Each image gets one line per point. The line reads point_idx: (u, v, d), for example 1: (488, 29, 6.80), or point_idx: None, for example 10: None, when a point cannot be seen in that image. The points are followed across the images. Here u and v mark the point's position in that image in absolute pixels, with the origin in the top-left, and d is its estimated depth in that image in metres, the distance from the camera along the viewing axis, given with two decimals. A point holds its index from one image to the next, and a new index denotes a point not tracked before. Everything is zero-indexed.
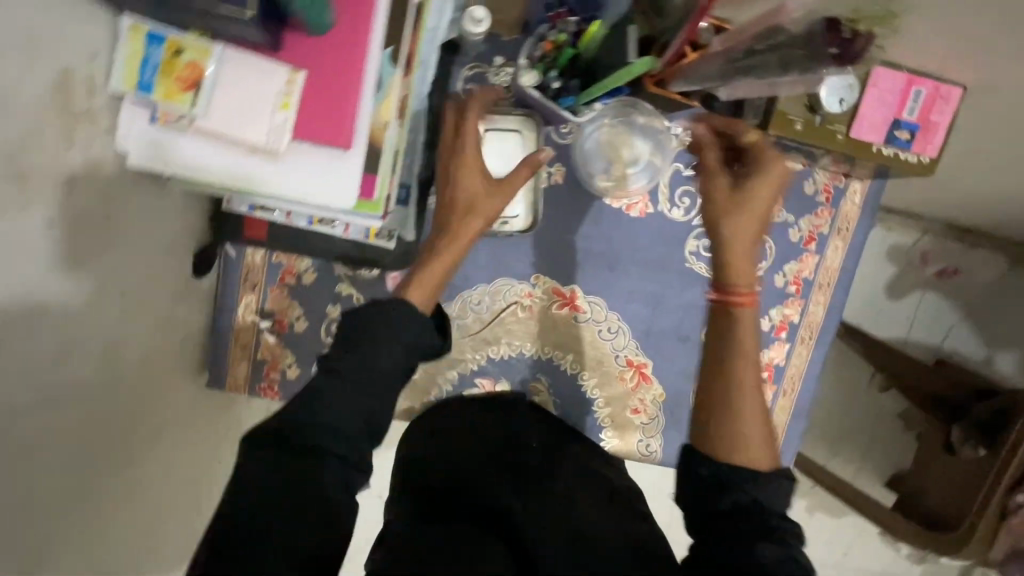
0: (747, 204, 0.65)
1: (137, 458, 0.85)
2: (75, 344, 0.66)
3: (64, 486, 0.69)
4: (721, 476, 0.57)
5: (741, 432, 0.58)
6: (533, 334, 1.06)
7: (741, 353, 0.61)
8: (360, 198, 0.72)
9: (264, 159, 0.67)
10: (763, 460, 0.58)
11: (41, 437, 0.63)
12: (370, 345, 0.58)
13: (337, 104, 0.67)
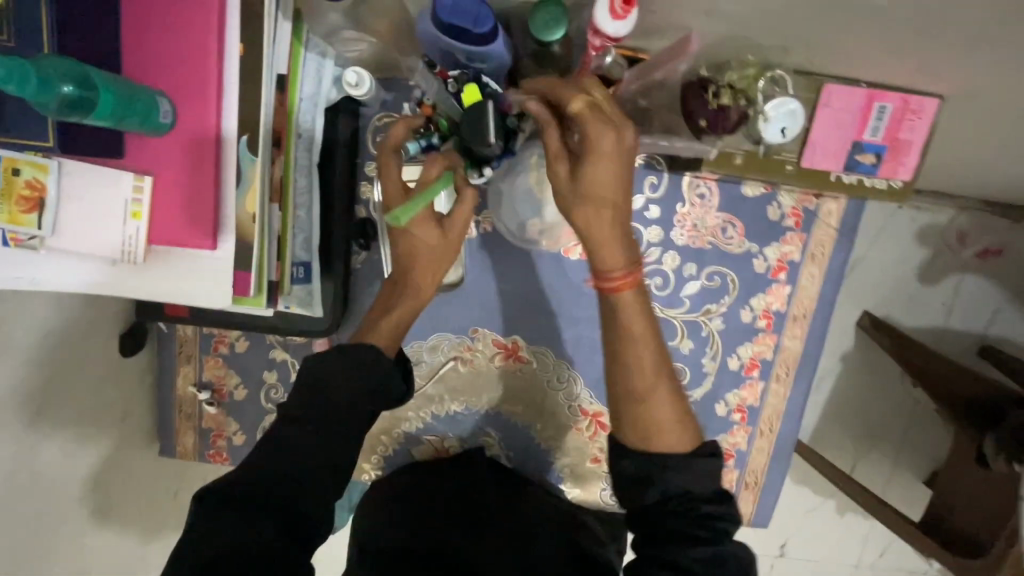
0: (598, 203, 0.57)
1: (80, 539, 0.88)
2: None
3: None
4: (650, 470, 0.53)
5: (653, 421, 0.54)
6: (478, 389, 1.01)
7: (634, 338, 0.56)
8: (237, 296, 0.68)
9: (128, 267, 0.64)
10: (679, 444, 0.54)
11: None
12: (326, 396, 0.60)
13: (194, 203, 0.62)
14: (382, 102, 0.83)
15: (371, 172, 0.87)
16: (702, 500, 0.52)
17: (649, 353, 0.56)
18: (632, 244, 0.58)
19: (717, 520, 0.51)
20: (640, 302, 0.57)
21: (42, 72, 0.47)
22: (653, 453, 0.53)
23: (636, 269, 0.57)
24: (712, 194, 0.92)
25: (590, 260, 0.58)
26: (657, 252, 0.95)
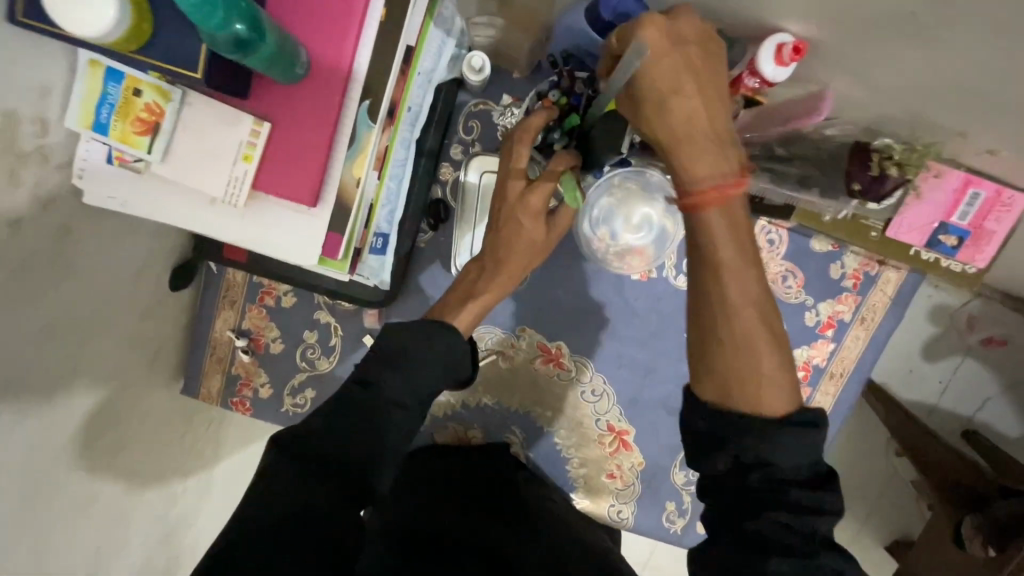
0: (679, 139, 0.53)
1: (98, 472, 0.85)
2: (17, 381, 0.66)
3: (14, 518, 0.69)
4: (723, 433, 0.51)
5: (744, 375, 0.51)
6: (512, 386, 1.02)
7: (722, 274, 0.52)
8: (325, 257, 0.68)
9: (224, 209, 0.64)
10: (772, 402, 0.50)
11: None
12: (408, 363, 0.62)
13: (308, 160, 0.63)
14: (485, 90, 0.86)
15: (456, 156, 0.89)
16: (795, 512, 0.48)
17: (742, 285, 0.52)
18: (720, 147, 0.53)
19: (805, 510, 0.48)
20: (733, 221, 0.52)
21: (222, 10, 0.49)
22: (732, 407, 0.51)
23: (728, 184, 0.52)
24: (782, 241, 0.94)
25: (677, 169, 0.54)
26: None
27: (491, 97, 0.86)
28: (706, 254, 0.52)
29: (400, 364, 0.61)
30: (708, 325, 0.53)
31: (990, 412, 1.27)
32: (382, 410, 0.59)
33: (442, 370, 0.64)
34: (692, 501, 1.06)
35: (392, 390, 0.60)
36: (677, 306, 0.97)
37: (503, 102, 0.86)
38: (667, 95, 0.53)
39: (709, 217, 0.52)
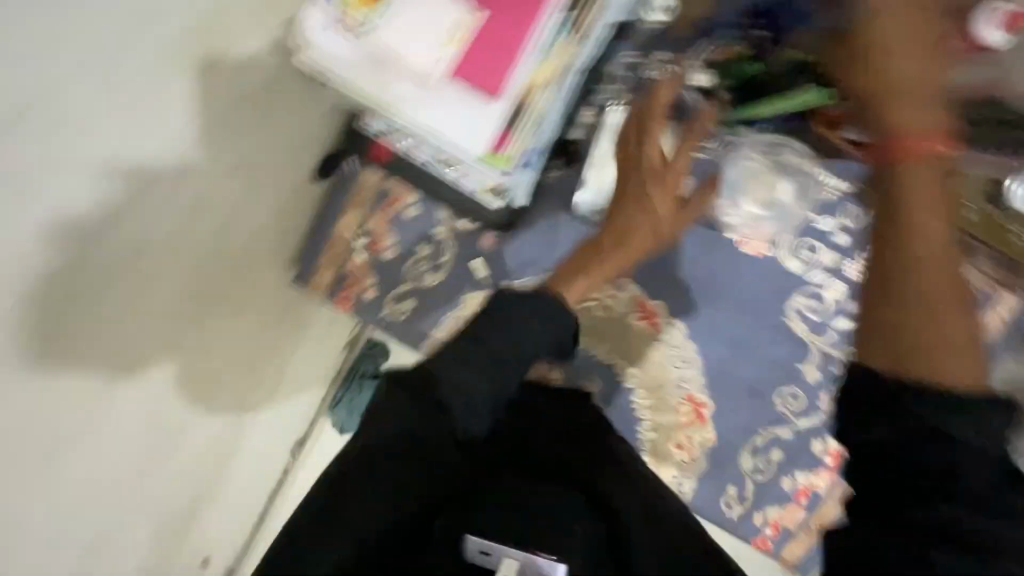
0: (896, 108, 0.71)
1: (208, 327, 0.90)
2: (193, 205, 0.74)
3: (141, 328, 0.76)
4: (884, 449, 0.57)
5: (927, 348, 0.62)
6: (603, 336, 1.04)
7: (900, 247, 0.69)
8: (490, 150, 0.72)
9: (415, 86, 0.70)
10: (974, 383, 0.59)
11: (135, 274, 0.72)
12: (512, 329, 0.64)
13: (498, 51, 0.68)
14: (643, 40, 0.90)
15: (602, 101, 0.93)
16: (922, 477, 0.55)
17: (926, 243, 0.68)
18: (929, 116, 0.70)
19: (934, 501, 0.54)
20: (932, 178, 0.69)
21: None
22: (914, 380, 0.59)
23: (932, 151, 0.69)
24: None
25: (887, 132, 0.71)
26: (826, 276, 0.96)
27: (647, 53, 0.91)
28: (902, 213, 0.69)
29: (507, 328, 0.64)
30: (905, 294, 0.67)
31: None
32: (480, 368, 0.61)
33: (547, 338, 0.67)
34: (754, 489, 1.06)
35: (494, 354, 0.63)
36: (786, 289, 0.97)
37: (656, 57, 0.91)
38: (885, 65, 0.72)
39: (906, 178, 0.69)
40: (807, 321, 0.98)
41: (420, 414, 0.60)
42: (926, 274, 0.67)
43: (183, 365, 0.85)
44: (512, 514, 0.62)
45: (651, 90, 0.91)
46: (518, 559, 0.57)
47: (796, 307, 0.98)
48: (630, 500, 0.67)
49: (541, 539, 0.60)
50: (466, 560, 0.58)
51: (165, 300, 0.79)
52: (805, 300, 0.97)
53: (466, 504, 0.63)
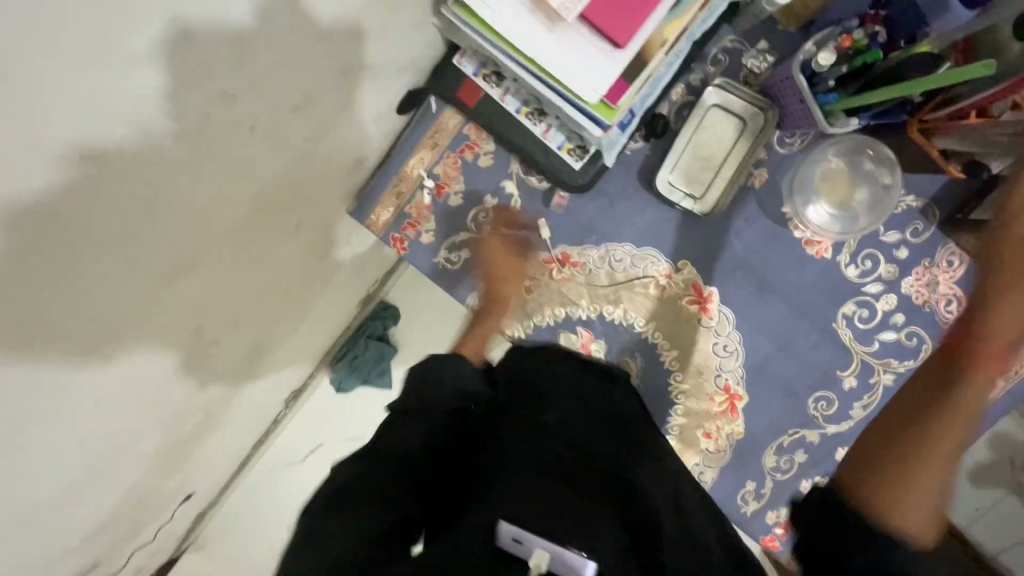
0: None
1: (267, 239, 0.86)
2: (307, 99, 0.75)
3: (221, 227, 0.74)
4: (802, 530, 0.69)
5: (901, 503, 0.54)
6: (651, 314, 1.04)
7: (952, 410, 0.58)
8: (604, 100, 0.73)
9: (542, 23, 0.70)
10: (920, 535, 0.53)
11: (233, 163, 0.69)
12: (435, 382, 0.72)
13: (631, 4, 0.68)
14: (747, 30, 0.93)
15: (695, 82, 0.96)
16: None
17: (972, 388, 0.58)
18: None
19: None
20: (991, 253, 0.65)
21: None
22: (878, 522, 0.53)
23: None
24: (962, 266, 0.96)
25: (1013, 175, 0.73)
26: (879, 287, 0.98)
27: (749, 40, 0.93)
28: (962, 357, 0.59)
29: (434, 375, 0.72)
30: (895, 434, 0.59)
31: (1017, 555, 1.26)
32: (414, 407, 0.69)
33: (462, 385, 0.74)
34: (773, 487, 1.04)
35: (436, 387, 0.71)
36: (838, 294, 0.99)
37: (759, 48, 0.93)
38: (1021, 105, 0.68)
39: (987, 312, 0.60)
40: (854, 329, 1.00)
41: (401, 428, 0.68)
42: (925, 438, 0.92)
43: (238, 273, 0.84)
44: (536, 505, 0.61)
45: (746, 77, 0.94)
46: (550, 552, 0.56)
47: (846, 313, 1.00)
48: (660, 507, 0.66)
49: (576, 537, 0.59)
50: (497, 546, 0.56)
51: (220, 205, 0.71)
52: (855, 308, 0.99)
53: (483, 489, 0.63)
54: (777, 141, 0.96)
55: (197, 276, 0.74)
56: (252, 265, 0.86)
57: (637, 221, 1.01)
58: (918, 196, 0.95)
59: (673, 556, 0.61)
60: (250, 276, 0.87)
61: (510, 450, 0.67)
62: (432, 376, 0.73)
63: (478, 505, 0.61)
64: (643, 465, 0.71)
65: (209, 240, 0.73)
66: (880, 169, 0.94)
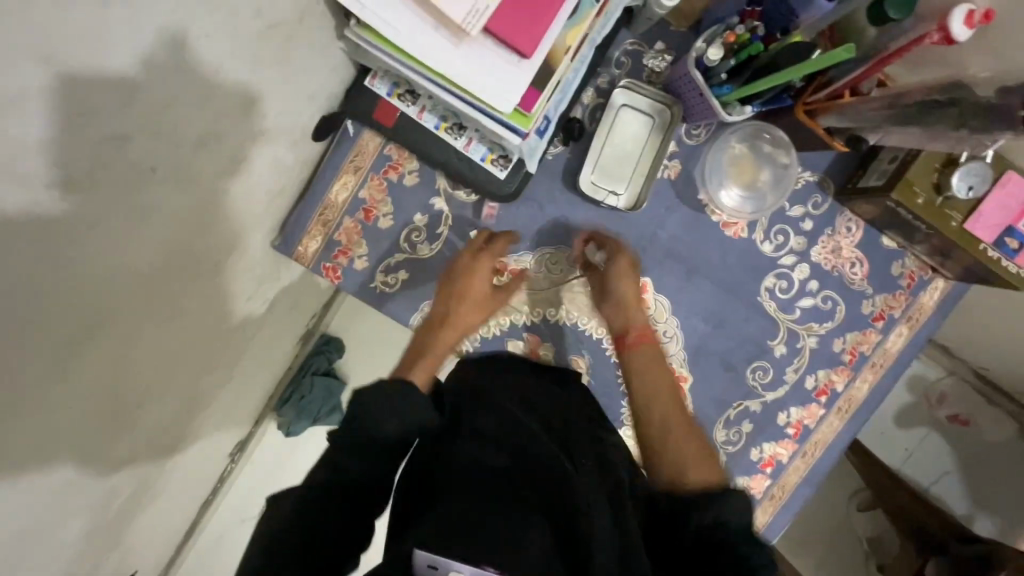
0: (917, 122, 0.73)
1: (181, 285, 0.80)
2: (210, 136, 0.72)
3: (126, 278, 0.69)
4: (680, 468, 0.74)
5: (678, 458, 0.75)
6: (593, 311, 1.06)
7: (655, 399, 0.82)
8: (518, 108, 0.75)
9: (448, 38, 0.71)
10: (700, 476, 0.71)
11: (139, 209, 0.66)
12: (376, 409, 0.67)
13: (537, 14, 0.70)
14: (644, 33, 0.99)
15: (603, 85, 1.01)
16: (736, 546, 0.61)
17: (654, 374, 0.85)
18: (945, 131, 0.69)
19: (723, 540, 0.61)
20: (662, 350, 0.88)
21: None
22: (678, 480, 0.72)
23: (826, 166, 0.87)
24: (858, 230, 1.06)
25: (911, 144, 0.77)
26: (793, 259, 1.06)
27: (647, 42, 0.99)
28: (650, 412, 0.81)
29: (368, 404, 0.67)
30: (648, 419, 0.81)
31: (939, 488, 1.39)
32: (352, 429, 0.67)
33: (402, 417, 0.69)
34: (726, 461, 1.09)
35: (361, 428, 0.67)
36: (759, 269, 1.06)
37: (656, 48, 0.99)
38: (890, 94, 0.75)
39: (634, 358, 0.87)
40: (777, 300, 1.07)
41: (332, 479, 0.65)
42: (678, 428, 0.79)
43: (152, 324, 0.77)
44: (461, 525, 0.62)
45: (648, 75, 1.00)
46: (465, 572, 0.55)
47: (768, 286, 1.07)
48: (591, 498, 0.67)
49: (493, 557, 0.58)
50: (414, 571, 0.57)
51: (126, 256, 0.67)
52: (775, 280, 1.07)
53: (422, 512, 0.68)
54: (685, 134, 1.02)
55: (114, 332, 0.70)
56: (170, 316, 0.81)
57: (568, 222, 1.04)
58: (812, 171, 1.04)
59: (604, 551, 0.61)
60: (166, 328, 0.81)
61: (456, 472, 0.72)
62: (375, 412, 0.67)
63: (411, 534, 0.63)
64: (580, 471, 0.73)
65: (116, 294, 0.68)
66: (779, 150, 1.02)
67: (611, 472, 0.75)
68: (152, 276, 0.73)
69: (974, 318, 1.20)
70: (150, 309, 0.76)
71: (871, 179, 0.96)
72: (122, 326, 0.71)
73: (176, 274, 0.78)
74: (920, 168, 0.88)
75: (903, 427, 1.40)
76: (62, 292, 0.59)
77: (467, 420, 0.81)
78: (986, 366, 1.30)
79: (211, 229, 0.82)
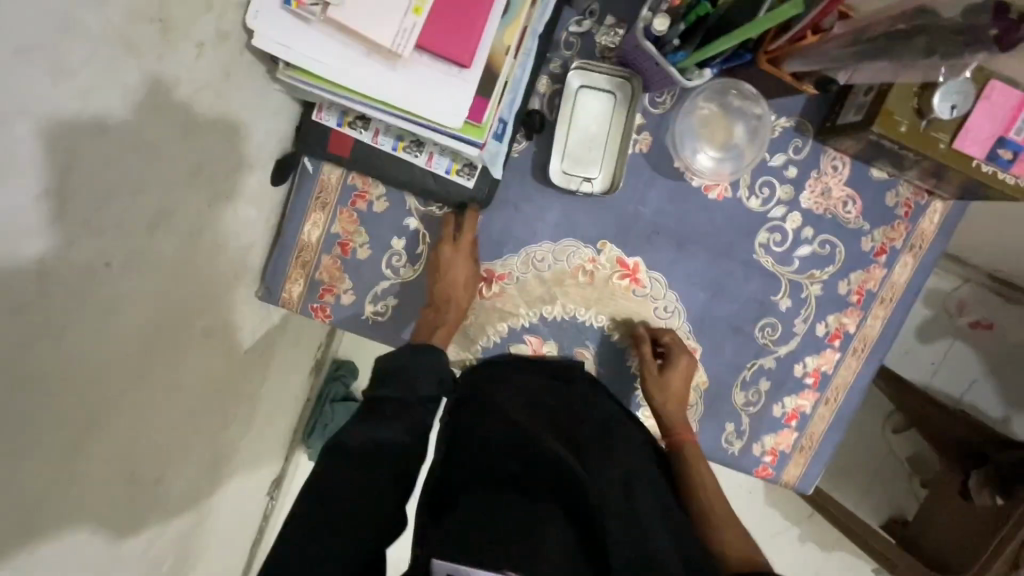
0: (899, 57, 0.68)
1: (174, 358, 0.79)
2: (167, 213, 0.71)
3: (116, 370, 0.68)
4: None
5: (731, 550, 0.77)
6: (588, 301, 1.04)
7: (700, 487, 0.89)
8: (468, 120, 0.72)
9: (383, 63, 0.68)
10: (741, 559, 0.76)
11: (116, 301, 0.66)
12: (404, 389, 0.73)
13: (467, 22, 0.68)
14: (589, 9, 0.94)
15: (555, 70, 0.96)
16: None
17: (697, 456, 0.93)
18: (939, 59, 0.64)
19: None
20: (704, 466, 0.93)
21: None
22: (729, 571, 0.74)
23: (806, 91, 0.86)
24: (845, 166, 1.02)
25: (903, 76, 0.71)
26: (783, 209, 1.03)
27: (593, 17, 0.95)
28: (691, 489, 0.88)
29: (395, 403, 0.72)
30: (703, 502, 0.86)
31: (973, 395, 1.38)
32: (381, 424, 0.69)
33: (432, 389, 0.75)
34: (750, 421, 1.09)
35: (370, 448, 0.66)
36: (750, 226, 1.03)
37: (606, 23, 0.94)
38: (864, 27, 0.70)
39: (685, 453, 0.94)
40: (773, 254, 1.04)
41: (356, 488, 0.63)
42: (718, 504, 0.86)
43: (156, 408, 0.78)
44: (485, 530, 0.65)
45: (600, 52, 0.96)
46: None
47: (761, 242, 1.04)
48: (602, 498, 0.67)
49: (514, 560, 0.61)
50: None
51: (107, 351, 0.66)
52: (768, 235, 1.04)
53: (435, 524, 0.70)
54: (650, 103, 0.98)
55: (114, 421, 0.70)
56: (173, 390, 0.80)
57: (546, 218, 1.01)
58: (785, 115, 1.00)
59: (620, 552, 0.62)
60: (175, 401, 0.82)
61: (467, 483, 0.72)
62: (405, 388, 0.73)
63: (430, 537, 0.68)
64: (598, 476, 0.72)
65: (113, 388, 0.69)
66: (748, 103, 0.99)
67: (621, 463, 0.76)
68: (137, 366, 0.72)
69: (980, 224, 1.17)
70: (148, 390, 0.75)
71: (847, 116, 0.93)
72: (123, 414, 0.71)
73: (167, 351, 0.77)
74: (897, 98, 0.85)
75: (929, 343, 1.39)
76: (45, 403, 0.59)
77: (465, 426, 0.82)
78: (1003, 270, 1.28)
79: (193, 298, 0.81)
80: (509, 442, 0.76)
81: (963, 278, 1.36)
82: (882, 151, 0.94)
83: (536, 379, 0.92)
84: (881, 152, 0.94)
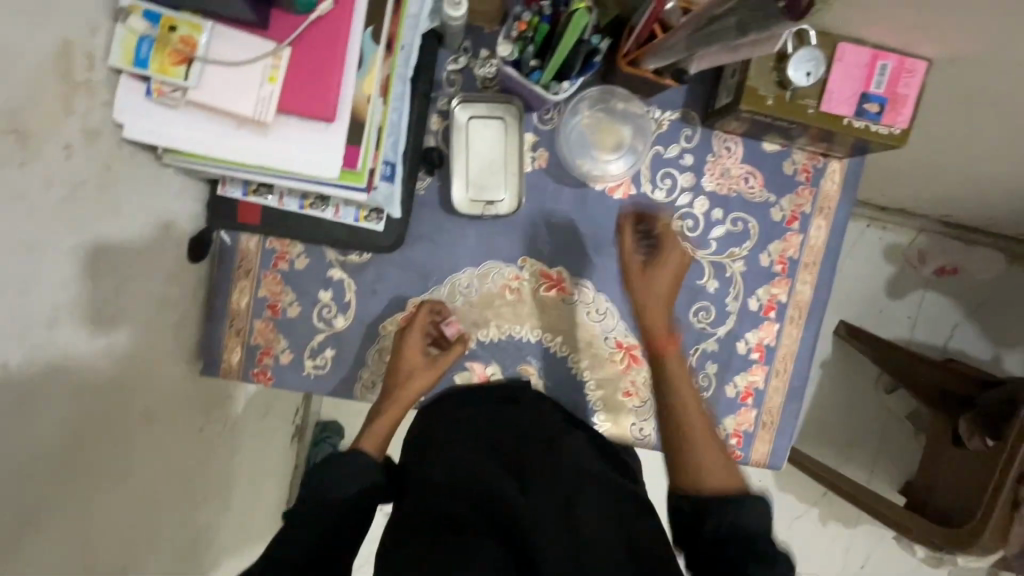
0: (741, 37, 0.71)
1: (115, 446, 0.81)
2: (89, 307, 0.73)
3: (49, 468, 0.70)
4: (699, 509, 0.72)
5: (709, 472, 0.75)
6: (522, 318, 1.06)
7: (673, 387, 0.85)
8: (344, 168, 0.77)
9: (253, 131, 0.74)
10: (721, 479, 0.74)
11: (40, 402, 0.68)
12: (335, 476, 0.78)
13: (323, 81, 0.74)
14: (463, 47, 1.00)
15: (444, 107, 1.02)
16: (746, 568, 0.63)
17: (676, 359, 0.87)
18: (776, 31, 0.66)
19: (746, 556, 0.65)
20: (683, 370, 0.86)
21: None
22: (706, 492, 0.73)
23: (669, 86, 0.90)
24: (737, 146, 1.06)
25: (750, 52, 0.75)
26: (688, 196, 1.07)
27: (468, 52, 1.01)
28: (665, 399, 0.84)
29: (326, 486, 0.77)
30: (682, 419, 0.82)
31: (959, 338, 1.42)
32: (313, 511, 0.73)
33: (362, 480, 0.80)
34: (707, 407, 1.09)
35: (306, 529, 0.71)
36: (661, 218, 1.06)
37: (482, 56, 1.00)
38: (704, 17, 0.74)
39: (663, 353, 0.87)
40: (689, 241, 1.07)
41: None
42: (694, 418, 0.81)
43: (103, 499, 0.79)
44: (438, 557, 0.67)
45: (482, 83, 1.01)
46: None
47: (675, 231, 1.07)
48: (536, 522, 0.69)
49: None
50: None
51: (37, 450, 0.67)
52: (680, 223, 1.07)
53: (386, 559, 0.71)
54: (538, 121, 1.03)
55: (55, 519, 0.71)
56: (120, 478, 0.82)
57: (463, 245, 1.04)
58: (665, 110, 1.04)
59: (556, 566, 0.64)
60: (124, 489, 0.83)
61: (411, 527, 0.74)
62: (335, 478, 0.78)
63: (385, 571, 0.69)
64: (530, 496, 0.73)
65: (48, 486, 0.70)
66: (629, 103, 1.02)
67: (558, 467, 0.77)
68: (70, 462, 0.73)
69: (904, 175, 1.21)
70: (90, 483, 0.77)
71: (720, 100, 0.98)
72: (64, 509, 0.72)
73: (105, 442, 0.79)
74: (758, 76, 0.89)
75: (898, 298, 1.41)
76: None
77: (414, 475, 0.83)
78: (954, 215, 1.31)
79: (126, 386, 0.83)
80: (450, 475, 0.79)
81: (918, 229, 1.39)
82: (760, 126, 0.99)
83: (477, 403, 0.94)
84: (762, 126, 0.99)
